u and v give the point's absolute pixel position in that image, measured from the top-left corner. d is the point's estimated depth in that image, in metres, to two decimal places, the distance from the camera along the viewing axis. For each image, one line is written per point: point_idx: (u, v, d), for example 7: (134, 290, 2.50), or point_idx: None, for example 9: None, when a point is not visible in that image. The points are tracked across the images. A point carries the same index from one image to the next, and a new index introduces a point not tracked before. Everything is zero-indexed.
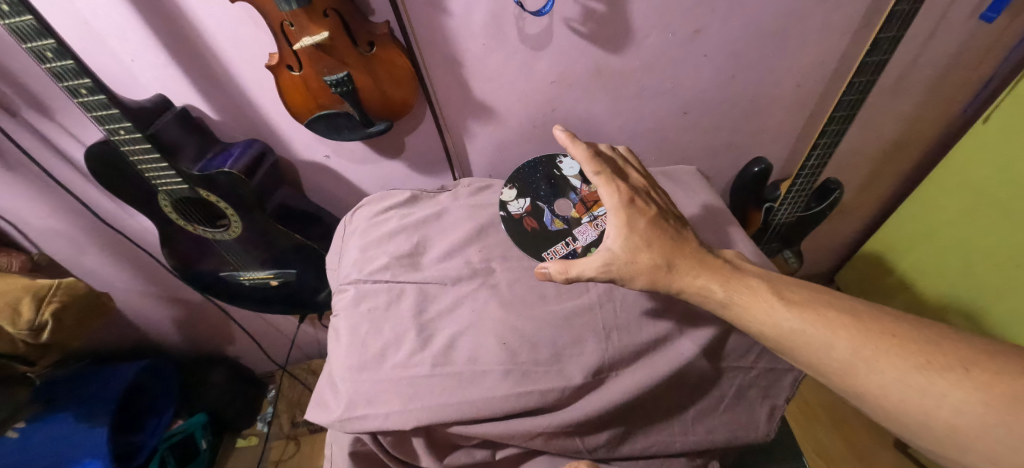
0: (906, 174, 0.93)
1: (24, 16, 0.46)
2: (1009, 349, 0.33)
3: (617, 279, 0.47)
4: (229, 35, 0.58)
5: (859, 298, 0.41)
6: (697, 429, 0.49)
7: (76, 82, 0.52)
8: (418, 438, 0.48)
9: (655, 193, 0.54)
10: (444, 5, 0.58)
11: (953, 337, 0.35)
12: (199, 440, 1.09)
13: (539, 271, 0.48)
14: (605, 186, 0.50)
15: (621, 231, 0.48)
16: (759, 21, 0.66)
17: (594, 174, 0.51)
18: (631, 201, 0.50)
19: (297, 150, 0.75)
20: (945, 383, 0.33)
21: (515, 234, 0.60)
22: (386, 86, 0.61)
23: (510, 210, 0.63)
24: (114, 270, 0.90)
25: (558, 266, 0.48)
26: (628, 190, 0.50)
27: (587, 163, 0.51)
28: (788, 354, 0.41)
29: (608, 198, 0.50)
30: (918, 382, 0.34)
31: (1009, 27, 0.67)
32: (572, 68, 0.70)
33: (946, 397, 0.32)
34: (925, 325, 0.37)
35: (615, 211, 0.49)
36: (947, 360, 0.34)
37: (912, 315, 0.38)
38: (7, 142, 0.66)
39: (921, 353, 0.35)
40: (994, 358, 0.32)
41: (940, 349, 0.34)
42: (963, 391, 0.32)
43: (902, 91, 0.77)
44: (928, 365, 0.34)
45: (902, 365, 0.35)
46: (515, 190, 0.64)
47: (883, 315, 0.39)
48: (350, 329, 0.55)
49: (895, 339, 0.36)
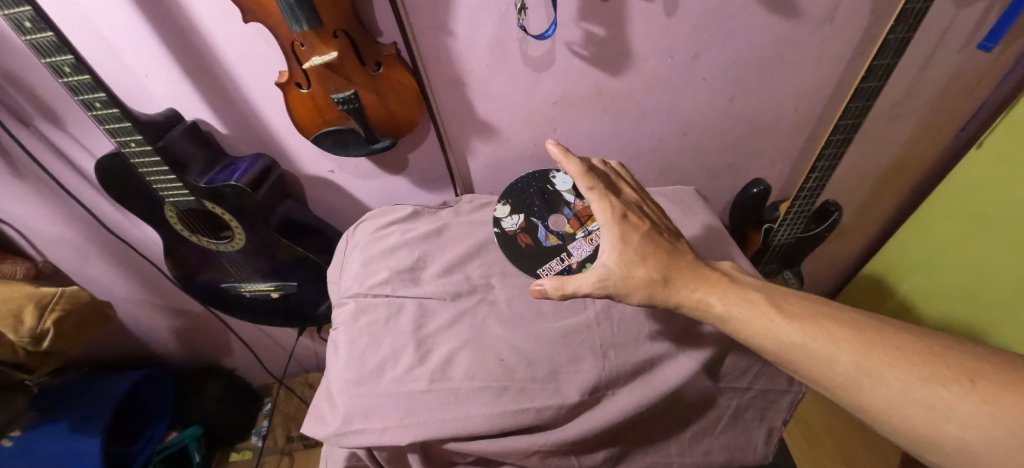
0: (905, 197, 0.94)
1: (45, 33, 0.48)
2: (1016, 362, 0.32)
3: (614, 294, 0.48)
4: (242, 54, 0.60)
5: (859, 310, 0.41)
6: (695, 450, 0.49)
7: (92, 96, 0.54)
8: (413, 455, 0.47)
9: (647, 206, 0.54)
10: (450, 27, 0.61)
11: (957, 349, 0.35)
12: (193, 453, 1.07)
13: (534, 288, 0.48)
14: (598, 200, 0.51)
15: (616, 246, 0.48)
16: (755, 47, 0.68)
17: (588, 189, 0.52)
18: (625, 216, 0.51)
19: (303, 164, 0.77)
20: (951, 396, 0.32)
21: (508, 249, 0.61)
22: (392, 105, 0.63)
23: (504, 226, 0.64)
24: (116, 279, 0.90)
25: (553, 282, 0.48)
26: (621, 206, 0.51)
27: (581, 178, 0.52)
28: (790, 368, 0.40)
29: (602, 213, 0.51)
30: (924, 395, 0.33)
31: (1000, 56, 0.69)
32: (572, 90, 0.71)
33: (953, 409, 0.32)
34: (928, 337, 0.36)
35: (608, 226, 0.50)
36: (951, 372, 0.33)
37: (913, 327, 0.38)
38: (18, 150, 0.67)
39: (924, 365, 0.34)
40: (999, 371, 0.32)
41: (945, 361, 0.34)
42: (971, 404, 0.31)
43: (897, 115, 0.79)
44: (933, 377, 0.33)
45: (907, 378, 0.34)
46: (509, 206, 0.66)
47: (884, 327, 0.38)
48: (349, 343, 0.55)
49: (898, 351, 0.36)
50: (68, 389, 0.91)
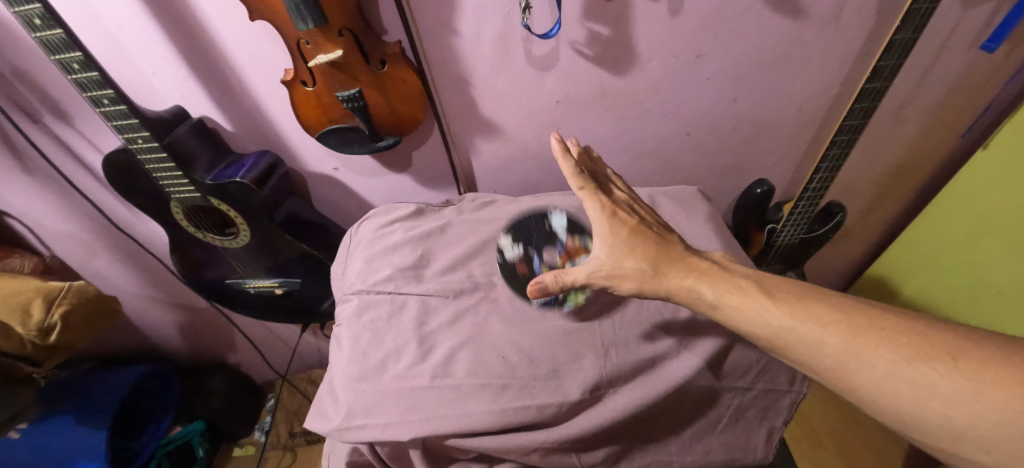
0: (911, 198, 0.93)
1: (55, 30, 0.48)
2: (999, 340, 0.32)
3: (605, 286, 0.49)
4: (248, 51, 0.60)
5: (843, 294, 0.41)
6: (695, 449, 0.49)
7: (100, 92, 0.55)
8: (414, 450, 0.48)
9: (638, 203, 0.54)
10: (454, 26, 0.61)
11: (941, 328, 0.34)
12: (196, 448, 1.08)
13: (532, 284, 0.50)
14: (589, 199, 0.51)
15: (605, 240, 0.49)
16: (760, 47, 0.68)
17: (578, 189, 0.52)
18: (615, 212, 0.51)
19: (308, 162, 0.77)
20: (935, 373, 0.32)
21: (508, 276, 0.60)
22: (395, 102, 0.63)
23: (505, 255, 0.63)
24: (122, 274, 0.91)
25: (550, 276, 0.50)
26: (611, 203, 0.52)
27: (571, 177, 0.52)
28: (780, 354, 0.39)
29: (592, 210, 0.51)
30: (909, 373, 0.33)
31: (1007, 57, 0.69)
32: (576, 89, 0.72)
33: (937, 386, 0.31)
34: (912, 318, 0.36)
35: (598, 222, 0.51)
36: (935, 350, 0.33)
37: (895, 308, 0.38)
38: (27, 146, 0.68)
39: (909, 344, 0.34)
40: (981, 348, 0.32)
41: (927, 339, 0.34)
42: (954, 381, 0.31)
43: (902, 116, 0.78)
44: (917, 356, 0.33)
45: (892, 358, 0.34)
46: (510, 238, 0.65)
47: (868, 308, 0.38)
48: (352, 339, 0.56)
49: (883, 331, 0.35)
50: (74, 383, 0.92)
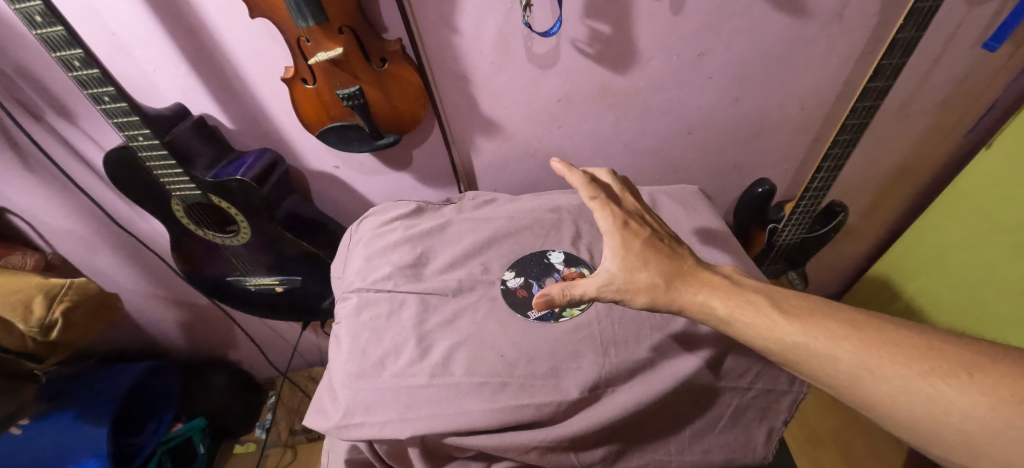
0: (914, 198, 0.93)
1: (56, 27, 0.48)
2: (1009, 349, 0.32)
3: (617, 300, 0.46)
4: (248, 49, 0.60)
5: (856, 308, 0.40)
6: (694, 449, 0.49)
7: (101, 90, 0.55)
8: (413, 448, 0.48)
9: (649, 215, 0.54)
10: (455, 24, 0.61)
11: (954, 343, 0.34)
12: (198, 444, 1.08)
13: (538, 299, 0.43)
14: (600, 209, 0.51)
15: (618, 252, 0.48)
16: (762, 45, 0.68)
17: (589, 199, 0.52)
18: (626, 223, 0.50)
19: (308, 160, 0.77)
20: (950, 389, 0.31)
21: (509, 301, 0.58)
22: (396, 101, 0.63)
23: (507, 283, 0.60)
24: (123, 271, 0.92)
25: (559, 287, 0.44)
26: (622, 214, 0.51)
27: (584, 189, 0.52)
28: (793, 368, 0.39)
29: (603, 221, 0.50)
30: (924, 389, 0.32)
31: (1011, 57, 0.68)
32: (577, 88, 0.71)
33: (953, 402, 0.31)
34: (925, 332, 0.36)
35: (609, 233, 0.49)
36: (950, 366, 0.32)
37: (910, 322, 0.37)
38: (29, 143, 0.68)
39: (924, 360, 0.33)
40: (996, 363, 0.31)
41: (942, 355, 0.33)
42: (970, 397, 0.30)
43: (905, 115, 0.78)
44: (932, 371, 0.33)
45: (907, 374, 0.33)
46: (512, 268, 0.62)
47: (882, 324, 0.38)
48: (351, 337, 0.56)
49: (897, 347, 0.35)
50: (75, 380, 0.92)
